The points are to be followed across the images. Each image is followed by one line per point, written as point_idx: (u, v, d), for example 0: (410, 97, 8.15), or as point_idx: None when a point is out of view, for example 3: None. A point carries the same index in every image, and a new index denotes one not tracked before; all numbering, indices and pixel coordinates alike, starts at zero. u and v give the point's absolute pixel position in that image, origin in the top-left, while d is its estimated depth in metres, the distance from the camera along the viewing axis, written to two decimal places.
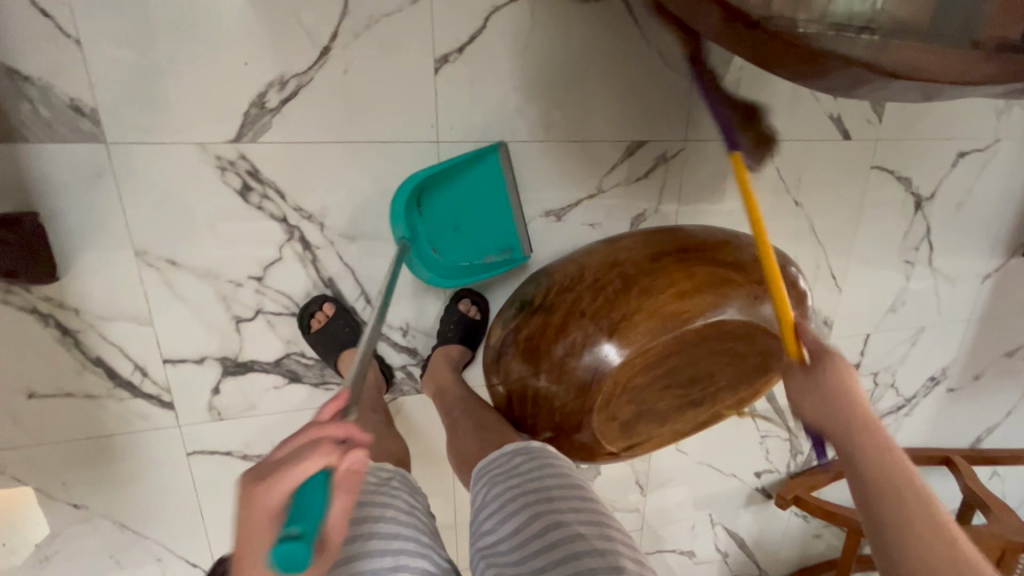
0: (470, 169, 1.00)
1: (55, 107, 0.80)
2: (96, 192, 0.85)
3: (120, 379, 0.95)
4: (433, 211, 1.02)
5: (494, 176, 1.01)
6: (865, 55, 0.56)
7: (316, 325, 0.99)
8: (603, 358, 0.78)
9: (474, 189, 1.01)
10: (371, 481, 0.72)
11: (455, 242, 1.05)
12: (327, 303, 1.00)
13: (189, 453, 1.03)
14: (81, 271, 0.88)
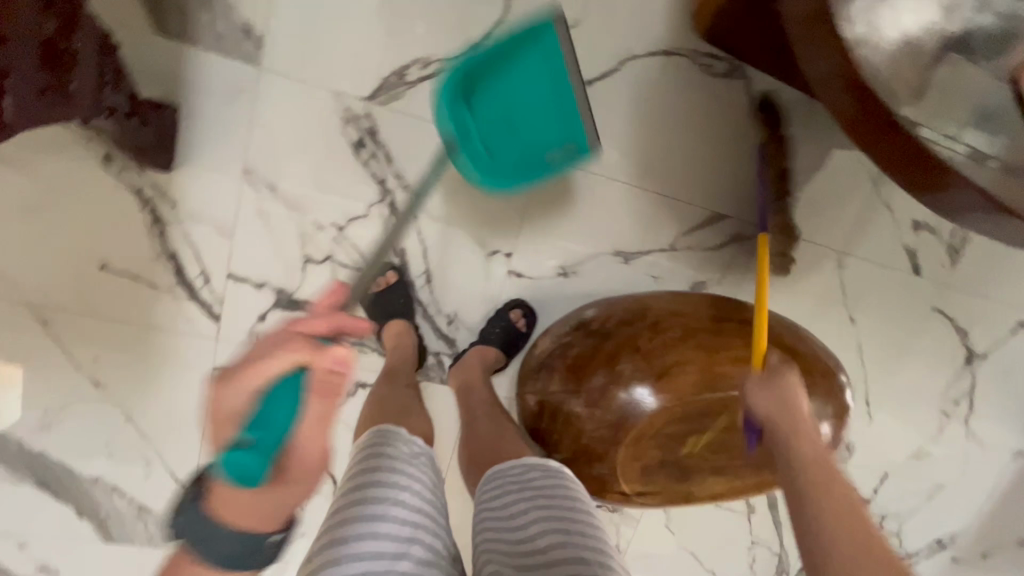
0: (525, 47, 0.90)
1: (231, 25, 0.89)
2: (232, 107, 0.92)
3: (184, 279, 0.99)
4: (488, 106, 0.91)
5: (550, 53, 0.90)
6: (985, 183, 0.59)
7: (377, 287, 1.03)
8: (638, 399, 0.80)
9: (531, 73, 0.90)
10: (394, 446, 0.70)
11: (509, 139, 0.92)
12: (391, 271, 1.04)
13: (215, 369, 1.05)
14: (192, 170, 0.94)
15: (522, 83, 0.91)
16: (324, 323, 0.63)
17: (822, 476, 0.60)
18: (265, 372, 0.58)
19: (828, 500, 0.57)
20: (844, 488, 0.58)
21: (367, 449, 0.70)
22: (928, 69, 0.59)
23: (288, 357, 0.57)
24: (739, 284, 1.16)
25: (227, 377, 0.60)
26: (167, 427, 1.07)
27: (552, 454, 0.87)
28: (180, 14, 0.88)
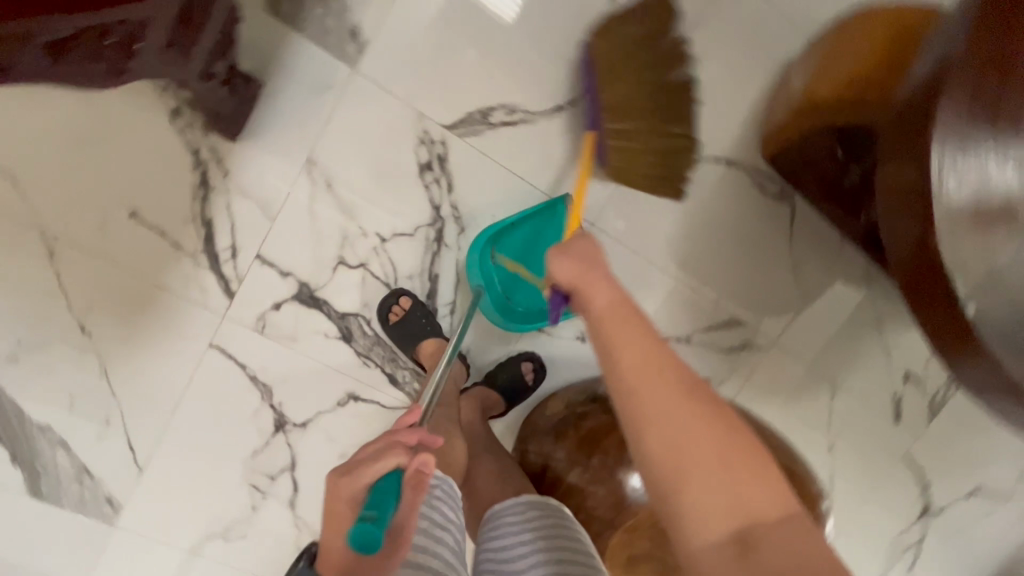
0: (540, 216, 0.97)
1: (340, 24, 0.91)
2: (316, 99, 0.93)
3: (210, 248, 0.96)
4: (511, 252, 0.99)
5: (558, 221, 0.97)
6: None
7: (393, 317, 1.01)
8: (631, 484, 0.81)
9: (546, 237, 0.98)
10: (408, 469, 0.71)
11: (527, 285, 1.00)
12: (403, 297, 1.01)
13: (212, 344, 1.01)
14: (256, 147, 0.93)
15: (534, 251, 0.99)
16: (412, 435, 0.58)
17: (686, 416, 0.52)
18: (377, 470, 0.52)
19: (698, 461, 0.50)
20: (709, 416, 0.53)
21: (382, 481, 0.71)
22: (1011, 252, 0.61)
23: (388, 463, 0.53)
24: (735, 388, 1.20)
25: (341, 473, 0.54)
26: (142, 391, 1.01)
27: None
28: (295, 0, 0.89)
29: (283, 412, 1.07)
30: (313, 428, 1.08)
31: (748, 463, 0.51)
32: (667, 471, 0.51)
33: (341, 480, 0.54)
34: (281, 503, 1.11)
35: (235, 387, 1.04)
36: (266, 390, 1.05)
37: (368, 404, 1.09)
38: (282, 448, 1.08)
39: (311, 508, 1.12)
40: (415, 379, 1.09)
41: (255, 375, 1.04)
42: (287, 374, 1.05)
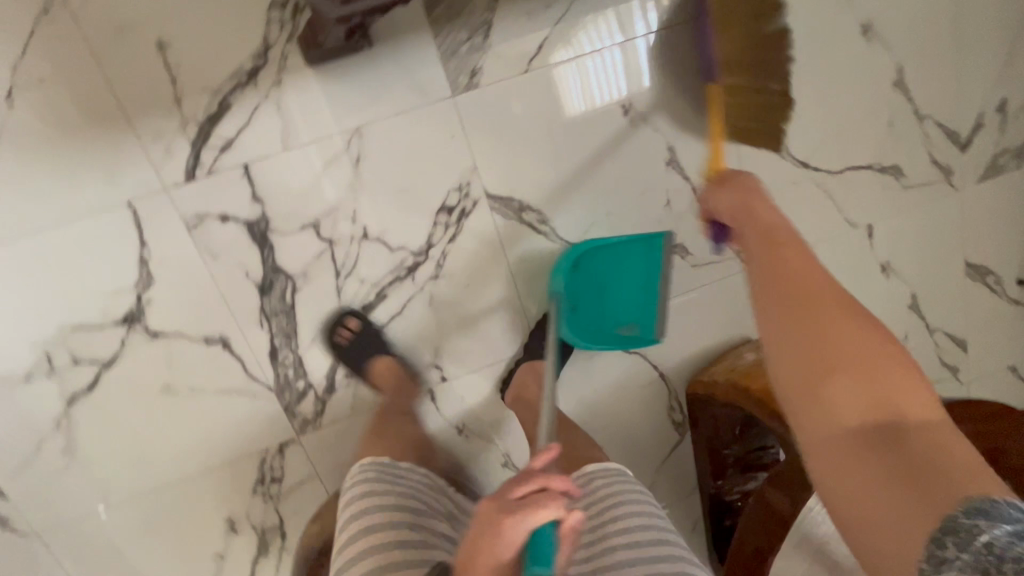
0: (628, 245, 1.04)
1: (468, 57, 0.94)
2: (403, 91, 0.93)
3: (206, 127, 0.89)
4: (592, 267, 1.05)
5: (647, 251, 1.04)
6: None
7: (341, 337, 1.00)
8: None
9: (630, 264, 1.04)
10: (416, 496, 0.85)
11: (596, 301, 1.07)
12: (355, 319, 1.01)
13: (130, 204, 0.90)
14: (321, 85, 0.90)
15: (618, 273, 1.05)
16: (561, 481, 0.55)
17: (861, 380, 0.51)
18: (532, 525, 0.52)
19: (883, 408, 0.49)
20: (872, 376, 0.51)
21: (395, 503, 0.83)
22: None
23: (551, 516, 0.52)
24: None
25: (494, 514, 0.54)
26: (17, 193, 0.86)
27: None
28: (447, 13, 0.91)
29: (144, 309, 0.95)
30: (160, 343, 0.97)
31: (929, 417, 0.49)
32: (866, 442, 0.49)
33: (496, 527, 0.53)
34: (63, 389, 0.95)
35: (116, 255, 0.91)
36: (144, 280, 0.93)
37: (233, 357, 1.00)
38: (112, 341, 0.95)
39: (91, 413, 0.98)
40: (293, 367, 1.03)
41: (146, 259, 0.92)
42: (178, 280, 0.94)
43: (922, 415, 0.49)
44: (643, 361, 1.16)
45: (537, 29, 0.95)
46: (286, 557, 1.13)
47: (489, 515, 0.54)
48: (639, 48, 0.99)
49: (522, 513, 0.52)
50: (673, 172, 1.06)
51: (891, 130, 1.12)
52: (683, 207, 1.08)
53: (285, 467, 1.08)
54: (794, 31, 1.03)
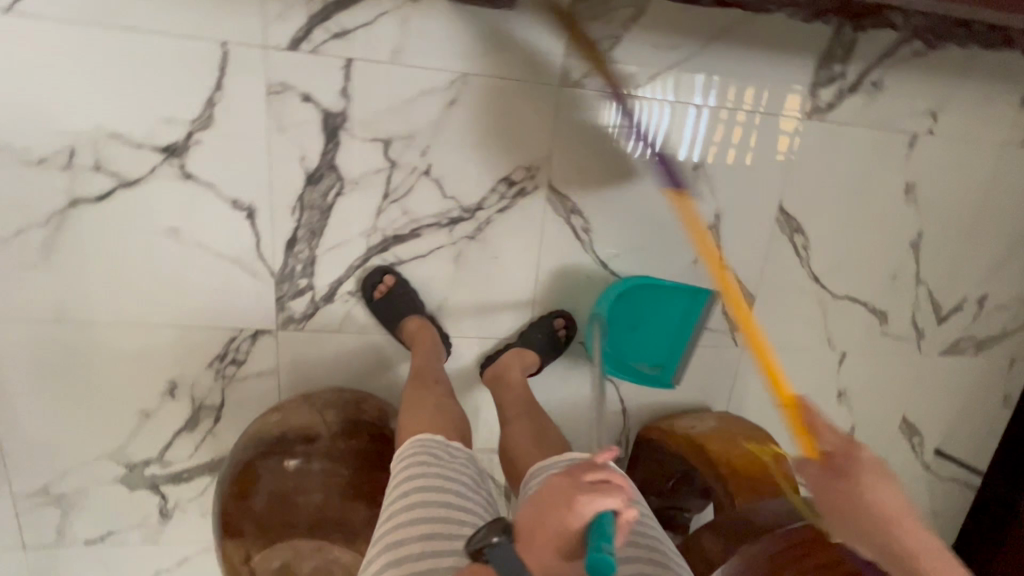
0: (678, 290, 1.13)
1: (588, 58, 0.99)
2: (520, 61, 0.97)
3: (329, 9, 0.89)
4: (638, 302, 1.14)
5: (691, 300, 1.14)
6: None
7: (377, 291, 1.03)
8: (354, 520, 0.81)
9: (672, 310, 1.15)
10: (449, 452, 0.81)
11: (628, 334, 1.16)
12: (386, 277, 1.04)
13: (224, 43, 0.88)
14: (451, 21, 0.93)
15: (659, 313, 1.15)
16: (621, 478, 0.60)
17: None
18: (595, 507, 0.56)
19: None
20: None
21: (424, 454, 0.79)
22: None
23: (610, 504, 0.56)
24: None
25: (569, 492, 0.58)
26: None
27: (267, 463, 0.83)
28: (589, 11, 0.96)
29: (189, 147, 0.92)
30: (189, 186, 0.95)
31: None
32: None
33: (571, 504, 0.57)
34: (70, 188, 0.91)
35: (188, 86, 0.89)
36: (204, 120, 0.91)
37: (251, 230, 0.99)
38: (144, 163, 0.92)
39: (87, 223, 0.94)
40: (302, 263, 1.02)
41: (214, 102, 0.91)
42: (236, 135, 0.93)
43: None
44: (614, 391, 1.23)
45: (656, 63, 1.01)
46: (211, 440, 1.11)
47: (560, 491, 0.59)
48: (689, 115, 1.05)
49: (592, 496, 0.57)
50: (711, 237, 1.14)
51: (893, 281, 1.26)
52: (706, 272, 1.16)
53: (250, 354, 1.07)
54: (855, 165, 1.15)
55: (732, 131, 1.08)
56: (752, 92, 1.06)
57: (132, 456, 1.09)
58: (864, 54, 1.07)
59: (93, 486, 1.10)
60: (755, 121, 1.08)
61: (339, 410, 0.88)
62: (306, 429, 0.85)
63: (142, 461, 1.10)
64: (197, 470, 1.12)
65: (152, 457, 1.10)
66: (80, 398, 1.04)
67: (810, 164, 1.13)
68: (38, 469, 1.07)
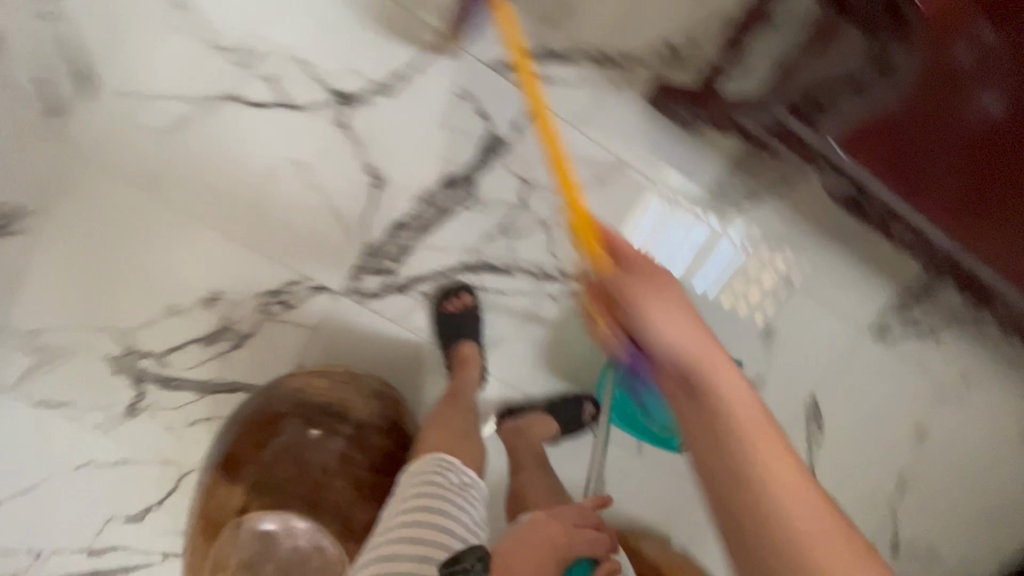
0: None
1: (725, 200, 1.08)
2: (671, 174, 1.05)
3: (543, 55, 0.96)
4: None
5: None
6: None
7: (452, 304, 1.05)
8: (348, 511, 0.80)
9: None
10: (462, 473, 0.77)
11: None
12: (466, 294, 1.06)
13: (441, 38, 0.93)
14: (635, 115, 1.00)
15: None
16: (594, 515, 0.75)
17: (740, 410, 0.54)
18: (578, 531, 0.71)
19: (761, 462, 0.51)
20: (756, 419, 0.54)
21: (439, 472, 0.75)
22: None
23: (591, 540, 0.71)
24: None
25: (551, 513, 0.73)
26: None
27: (292, 420, 0.81)
28: (745, 165, 1.06)
29: (360, 103, 0.95)
30: (339, 134, 0.96)
31: (807, 517, 0.48)
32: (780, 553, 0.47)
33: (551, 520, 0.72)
34: (236, 84, 0.93)
35: (391, 54, 0.93)
36: (386, 87, 0.94)
37: (369, 196, 1.00)
38: (313, 97, 0.94)
39: (230, 120, 0.94)
40: (397, 247, 1.04)
41: (405, 77, 0.94)
42: (405, 113, 0.96)
43: (776, 489, 0.49)
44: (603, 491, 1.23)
45: (775, 231, 1.11)
46: (219, 362, 1.07)
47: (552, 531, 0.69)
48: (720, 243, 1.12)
49: (574, 521, 0.72)
50: None
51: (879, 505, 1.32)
52: None
53: (302, 303, 1.05)
54: (893, 391, 1.24)
55: (772, 290, 1.15)
56: (781, 260, 1.13)
57: (136, 341, 1.05)
58: (936, 304, 1.19)
59: (83, 355, 1.05)
60: (779, 287, 1.14)
61: (370, 407, 0.83)
62: (335, 410, 0.82)
63: (143, 351, 1.05)
64: (188, 383, 1.08)
65: (154, 352, 1.06)
66: (122, 266, 1.01)
67: (857, 372, 1.22)
68: (40, 311, 1.02)
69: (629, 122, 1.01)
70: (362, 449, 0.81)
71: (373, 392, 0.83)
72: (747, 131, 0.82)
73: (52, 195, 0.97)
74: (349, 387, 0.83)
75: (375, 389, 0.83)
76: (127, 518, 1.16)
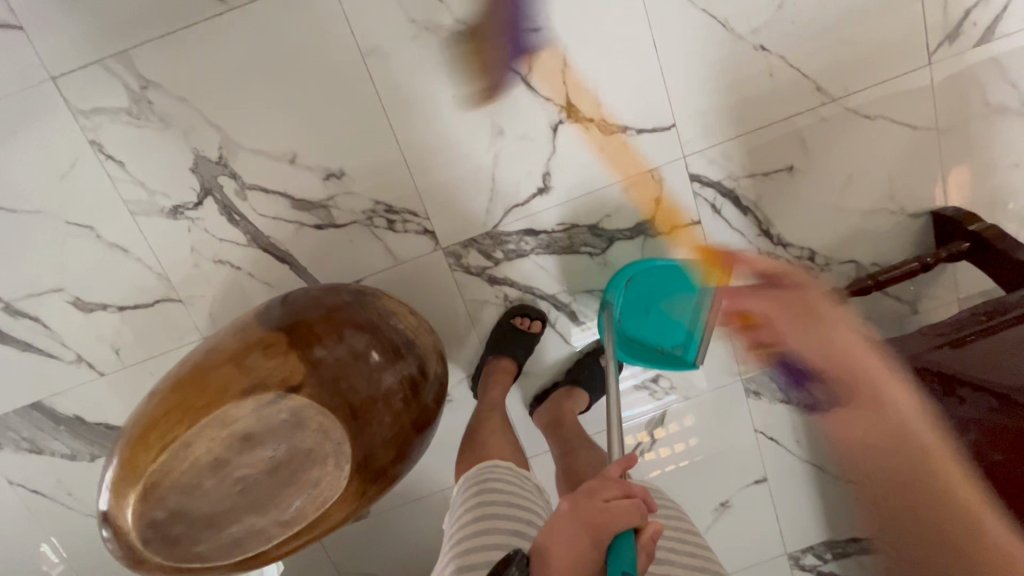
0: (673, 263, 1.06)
1: (767, 389, 1.22)
2: (745, 343, 1.18)
3: (729, 194, 1.08)
4: (644, 279, 1.08)
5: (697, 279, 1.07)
6: None
7: (522, 321, 1.08)
8: (347, 436, 0.74)
9: (679, 297, 1.09)
10: (491, 472, 0.81)
11: (643, 319, 1.11)
12: (536, 321, 1.09)
13: (671, 128, 1.03)
14: (755, 283, 1.14)
15: (664, 294, 1.09)
16: (620, 488, 0.64)
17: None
18: (619, 522, 0.60)
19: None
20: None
21: (478, 478, 0.80)
22: None
23: (628, 522, 0.60)
24: None
25: (578, 502, 0.63)
26: (690, 37, 0.98)
27: (367, 323, 0.79)
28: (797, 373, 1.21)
29: (579, 123, 1.01)
30: (545, 134, 1.01)
31: None
32: None
33: (583, 513, 0.61)
34: (500, 35, 0.96)
35: (630, 110, 1.01)
36: (607, 128, 1.02)
37: (527, 196, 1.05)
38: (549, 91, 0.99)
39: (473, 56, 0.97)
40: (515, 247, 1.07)
41: (626, 132, 1.03)
42: (604, 156, 1.04)
43: None
44: None
45: (781, 436, 1.25)
46: (291, 229, 1.03)
47: (581, 517, 0.61)
48: None
49: (605, 511, 0.61)
50: None
51: None
52: None
53: (404, 233, 1.04)
54: None
55: (748, 476, 1.28)
56: (690, 440, 1.25)
57: (234, 160, 0.98)
58: (845, 563, 1.35)
59: (173, 135, 0.96)
60: (690, 457, 1.26)
61: (433, 361, 0.83)
62: (407, 345, 0.80)
63: (233, 172, 0.99)
64: (247, 226, 1.02)
65: (241, 179, 0.99)
66: (281, 92, 0.96)
67: None
68: (170, 72, 0.93)
69: (746, 285, 1.14)
70: (407, 398, 0.78)
71: (436, 345, 0.85)
72: (860, 362, 0.95)
73: None
74: (426, 331, 0.85)
75: (444, 352, 0.85)
76: (75, 300, 1.03)
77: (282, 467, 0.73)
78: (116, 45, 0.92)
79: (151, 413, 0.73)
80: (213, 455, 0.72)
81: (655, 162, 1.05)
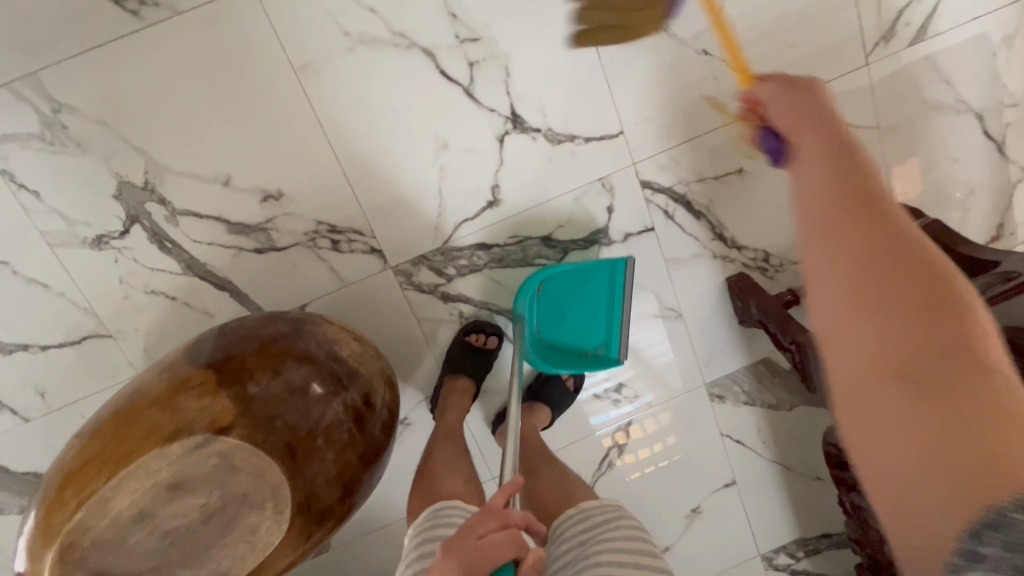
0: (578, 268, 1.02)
1: (731, 392, 1.22)
2: (707, 348, 1.18)
3: (681, 200, 1.07)
4: (554, 286, 1.05)
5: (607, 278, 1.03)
6: None
7: (477, 337, 1.05)
8: (286, 477, 0.69)
9: (593, 299, 1.05)
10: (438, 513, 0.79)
11: (562, 327, 1.08)
12: (493, 337, 1.06)
13: (619, 135, 1.02)
14: (712, 287, 1.13)
15: (578, 298, 1.05)
16: (498, 520, 0.62)
17: (848, 387, 0.36)
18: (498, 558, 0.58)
19: (964, 415, 0.31)
20: (887, 276, 0.35)
21: (428, 523, 0.78)
22: None
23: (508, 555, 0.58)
24: None
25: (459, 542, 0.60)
26: (633, 44, 0.97)
27: (305, 353, 0.74)
28: (759, 375, 1.21)
29: (526, 134, 0.99)
30: (492, 146, 0.99)
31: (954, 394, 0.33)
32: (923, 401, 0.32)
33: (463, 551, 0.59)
34: (440, 46, 0.93)
35: (577, 119, 1.00)
36: (554, 138, 1.00)
37: (477, 210, 1.02)
38: (493, 102, 0.97)
39: (412, 69, 0.93)
40: (467, 262, 1.04)
41: (574, 141, 1.01)
42: (554, 167, 1.02)
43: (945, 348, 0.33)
44: None
45: (748, 438, 1.25)
46: (229, 255, 0.97)
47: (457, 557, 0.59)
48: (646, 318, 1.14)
49: (484, 550, 0.59)
50: None
51: None
52: None
53: (350, 254, 1.00)
54: None
55: (718, 480, 1.27)
56: (669, 440, 1.23)
57: (162, 185, 0.93)
58: (817, 560, 1.36)
59: (93, 160, 0.90)
60: (665, 459, 1.24)
61: (379, 387, 0.79)
62: (350, 373, 0.76)
63: (162, 198, 0.93)
64: (180, 254, 0.96)
65: (171, 205, 0.94)
66: (209, 112, 0.91)
67: None
68: (87, 95, 0.88)
69: (704, 290, 1.13)
70: (350, 429, 0.74)
71: (382, 370, 0.81)
72: (814, 360, 0.95)
73: (194, 4, 0.86)
74: (370, 356, 0.80)
75: (391, 377, 0.81)
76: None
77: (216, 515, 0.68)
78: (24, 67, 0.85)
79: (67, 466, 0.67)
80: (138, 507, 0.66)
81: (605, 170, 1.03)
